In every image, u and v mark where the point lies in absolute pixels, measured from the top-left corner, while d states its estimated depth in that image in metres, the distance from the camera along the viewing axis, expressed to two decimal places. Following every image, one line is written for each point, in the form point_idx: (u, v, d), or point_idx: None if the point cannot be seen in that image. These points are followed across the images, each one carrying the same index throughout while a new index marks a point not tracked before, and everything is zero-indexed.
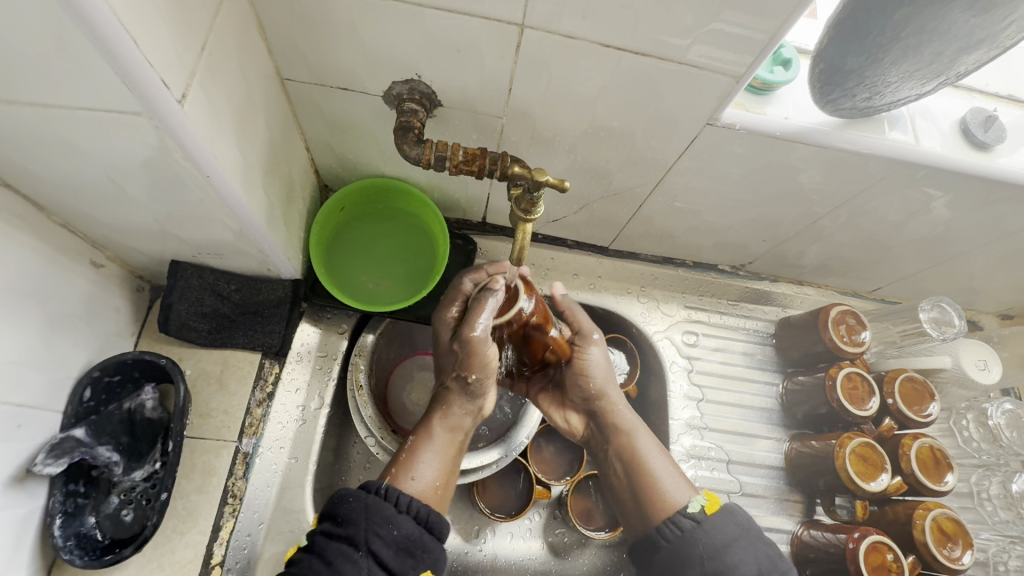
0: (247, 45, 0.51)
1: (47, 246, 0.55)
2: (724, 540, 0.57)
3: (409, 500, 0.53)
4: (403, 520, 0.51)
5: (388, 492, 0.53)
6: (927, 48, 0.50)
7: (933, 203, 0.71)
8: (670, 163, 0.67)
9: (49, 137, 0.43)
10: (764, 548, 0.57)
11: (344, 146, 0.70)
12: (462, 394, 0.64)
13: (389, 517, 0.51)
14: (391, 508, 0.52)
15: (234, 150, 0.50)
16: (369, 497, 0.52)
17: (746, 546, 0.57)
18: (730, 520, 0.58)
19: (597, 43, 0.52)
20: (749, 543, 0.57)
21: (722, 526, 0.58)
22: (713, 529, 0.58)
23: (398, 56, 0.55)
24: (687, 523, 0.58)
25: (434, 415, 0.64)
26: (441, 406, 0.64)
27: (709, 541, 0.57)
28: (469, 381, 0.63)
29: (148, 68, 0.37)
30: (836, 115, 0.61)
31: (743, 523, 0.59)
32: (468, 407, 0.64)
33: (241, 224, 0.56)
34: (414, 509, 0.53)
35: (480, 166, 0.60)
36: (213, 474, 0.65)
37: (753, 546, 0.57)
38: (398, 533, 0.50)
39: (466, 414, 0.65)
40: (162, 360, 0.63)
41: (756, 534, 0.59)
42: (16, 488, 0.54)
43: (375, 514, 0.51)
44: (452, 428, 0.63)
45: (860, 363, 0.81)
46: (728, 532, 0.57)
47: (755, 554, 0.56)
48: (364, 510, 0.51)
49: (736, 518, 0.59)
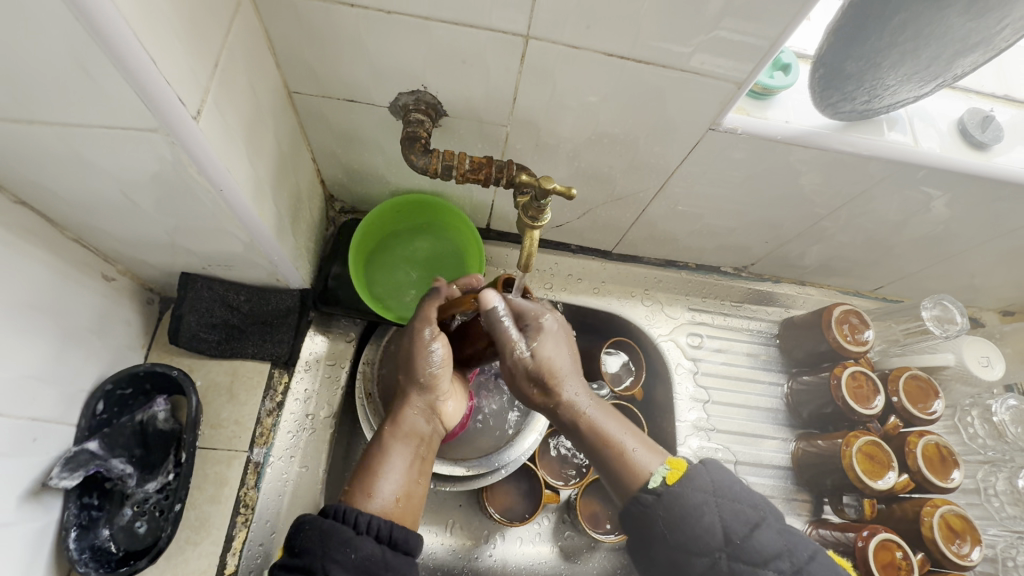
0: (256, 60, 0.52)
1: (60, 261, 0.56)
2: (688, 511, 0.52)
3: (370, 519, 0.47)
4: (362, 541, 0.46)
5: (347, 513, 0.48)
6: (925, 52, 0.51)
7: (933, 203, 0.71)
8: (673, 168, 0.68)
9: (64, 154, 0.43)
10: (739, 507, 0.52)
11: (350, 156, 0.71)
12: (416, 399, 0.60)
13: (349, 540, 0.45)
14: (351, 530, 0.46)
15: (245, 162, 0.51)
16: (326, 522, 0.46)
17: (713, 512, 0.52)
18: (693, 486, 0.53)
19: (601, 52, 0.52)
20: (715, 507, 0.52)
21: (685, 494, 0.53)
22: (674, 501, 0.53)
23: (404, 68, 0.56)
24: (649, 497, 0.54)
25: (387, 427, 0.58)
26: (398, 418, 0.59)
27: (672, 513, 0.52)
28: (418, 377, 0.60)
29: (165, 86, 0.38)
30: (836, 119, 0.62)
31: (709, 483, 0.53)
32: (421, 409, 0.60)
33: (251, 235, 0.57)
34: (376, 527, 0.47)
35: (486, 174, 0.61)
36: (225, 484, 0.65)
37: (721, 508, 0.52)
38: (359, 555, 0.45)
39: (421, 420, 0.60)
40: (174, 372, 0.64)
41: (729, 493, 0.53)
42: (31, 502, 0.54)
43: (331, 539, 0.45)
44: (409, 436, 0.58)
45: (865, 362, 0.82)
46: (693, 501, 0.52)
47: (725, 517, 0.52)
48: (320, 536, 0.45)
49: (702, 482, 0.53)
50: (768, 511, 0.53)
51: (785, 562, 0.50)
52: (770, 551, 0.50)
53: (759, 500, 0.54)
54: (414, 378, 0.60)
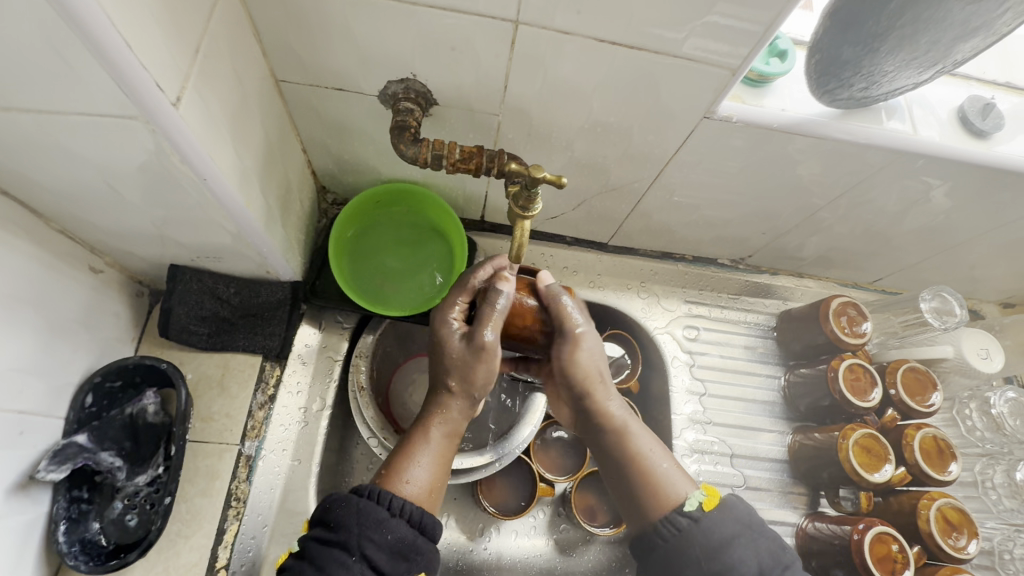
0: (241, 46, 0.51)
1: (46, 253, 0.55)
2: (724, 540, 0.51)
3: (404, 503, 0.48)
4: (396, 524, 0.47)
5: (381, 495, 0.48)
6: (924, 37, 0.49)
7: (933, 192, 0.70)
8: (668, 157, 0.67)
9: (43, 143, 0.43)
10: (770, 545, 0.52)
11: (341, 146, 0.70)
12: (465, 400, 0.55)
13: (383, 521, 0.46)
14: (385, 511, 0.47)
15: (230, 151, 0.50)
16: (361, 501, 0.47)
17: (749, 546, 0.51)
18: (727, 516, 0.53)
19: (591, 38, 0.51)
20: (750, 541, 0.51)
21: (721, 523, 0.52)
22: (711, 529, 0.52)
23: (394, 55, 0.55)
24: (683, 521, 0.53)
25: (428, 420, 0.55)
26: (438, 411, 0.55)
27: (707, 541, 0.51)
28: (471, 386, 0.54)
29: (142, 71, 0.37)
30: (833, 106, 0.61)
31: (744, 518, 0.53)
32: (466, 411, 0.56)
33: (238, 225, 0.56)
34: (409, 512, 0.48)
35: (477, 164, 0.60)
36: (217, 477, 0.65)
37: (755, 543, 0.51)
38: (393, 536, 0.46)
39: (464, 417, 0.56)
40: (163, 365, 0.63)
41: (761, 530, 0.53)
42: (19, 495, 0.53)
43: (367, 519, 0.46)
44: (450, 432, 0.55)
45: (863, 355, 0.81)
46: (727, 532, 0.51)
47: (759, 554, 0.51)
48: (356, 514, 0.46)
49: (738, 515, 0.53)
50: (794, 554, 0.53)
51: None
52: None
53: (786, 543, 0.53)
54: (467, 384, 0.54)
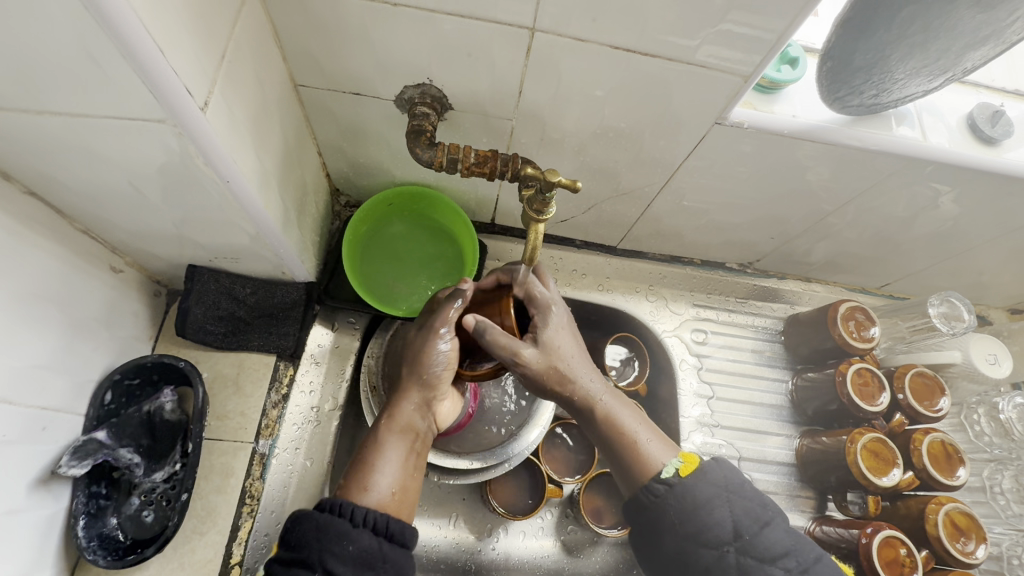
0: (262, 51, 0.52)
1: (70, 253, 0.56)
2: (700, 502, 0.52)
3: (366, 512, 0.49)
4: (359, 534, 0.47)
5: (343, 507, 0.49)
6: (934, 45, 0.50)
7: (942, 198, 0.71)
8: (679, 163, 0.68)
9: (73, 145, 0.44)
10: (749, 504, 0.52)
11: (356, 150, 0.71)
12: (417, 399, 0.59)
13: (344, 533, 0.47)
14: (347, 523, 0.47)
15: (251, 154, 0.51)
16: (322, 516, 0.47)
17: (725, 507, 0.52)
18: (703, 479, 0.53)
19: (606, 45, 0.52)
20: (726, 501, 0.52)
21: (695, 487, 0.53)
22: (686, 493, 0.52)
23: (412, 61, 0.56)
24: (660, 488, 0.54)
25: (381, 422, 0.58)
26: (393, 412, 0.59)
27: (684, 505, 0.52)
28: (424, 380, 0.59)
29: (174, 76, 0.38)
30: (843, 113, 0.61)
31: (722, 480, 0.53)
32: (420, 410, 0.60)
33: (257, 227, 0.57)
34: (372, 520, 0.48)
35: (492, 167, 0.61)
36: (231, 475, 0.66)
37: (732, 504, 0.52)
38: (355, 547, 0.46)
39: (421, 418, 0.59)
40: (182, 363, 0.65)
41: (740, 490, 0.53)
42: (40, 489, 0.54)
43: (328, 533, 0.46)
44: (407, 435, 0.58)
45: (870, 359, 0.81)
46: (703, 494, 0.52)
47: (735, 512, 0.52)
48: (316, 530, 0.46)
49: (715, 477, 0.53)
50: (777, 512, 0.53)
51: (791, 561, 0.50)
52: (778, 548, 0.50)
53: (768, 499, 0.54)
54: (421, 383, 0.59)
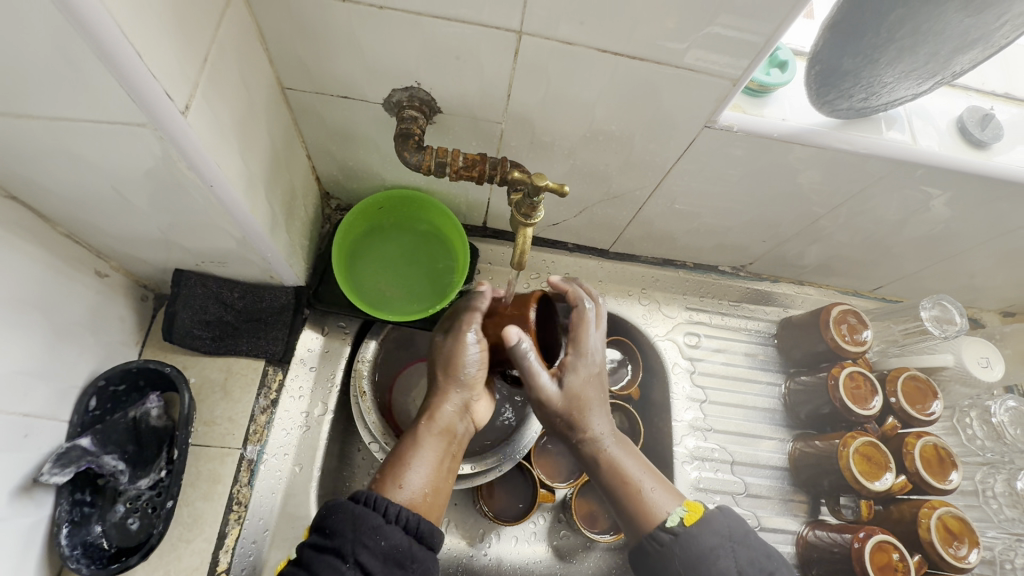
0: (248, 55, 0.51)
1: (54, 258, 0.56)
2: (703, 552, 0.52)
3: (399, 509, 0.47)
4: (392, 531, 0.46)
5: (378, 501, 0.47)
6: (922, 48, 0.50)
7: (933, 201, 0.71)
8: (669, 166, 0.68)
9: (55, 149, 0.43)
10: (754, 553, 0.52)
11: (346, 154, 0.71)
12: (453, 395, 0.58)
13: (378, 527, 0.46)
14: (380, 517, 0.46)
15: (236, 158, 0.51)
16: (357, 507, 0.46)
17: (729, 557, 0.51)
18: (707, 529, 0.53)
19: (594, 48, 0.52)
20: (730, 551, 0.51)
21: (699, 536, 0.53)
22: (689, 543, 0.52)
23: (399, 65, 0.56)
24: (666, 536, 0.54)
25: (419, 421, 0.57)
26: (428, 410, 0.58)
27: (687, 555, 0.52)
28: (456, 375, 0.58)
29: (153, 81, 0.37)
30: (833, 116, 0.61)
31: (726, 529, 0.53)
32: (456, 407, 0.59)
33: (243, 231, 0.56)
34: (404, 519, 0.47)
35: (480, 171, 0.61)
36: (219, 481, 0.65)
37: (736, 554, 0.51)
38: (388, 544, 0.45)
39: (455, 416, 0.58)
40: (167, 368, 0.64)
41: (746, 541, 0.53)
42: (23, 497, 0.54)
43: (361, 526, 0.45)
44: (442, 432, 0.57)
45: (862, 363, 0.81)
46: (707, 543, 0.52)
47: (739, 562, 0.51)
48: (351, 519, 0.46)
49: (720, 527, 0.53)
50: (783, 561, 0.52)
51: None
52: None
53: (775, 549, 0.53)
54: (455, 379, 0.58)
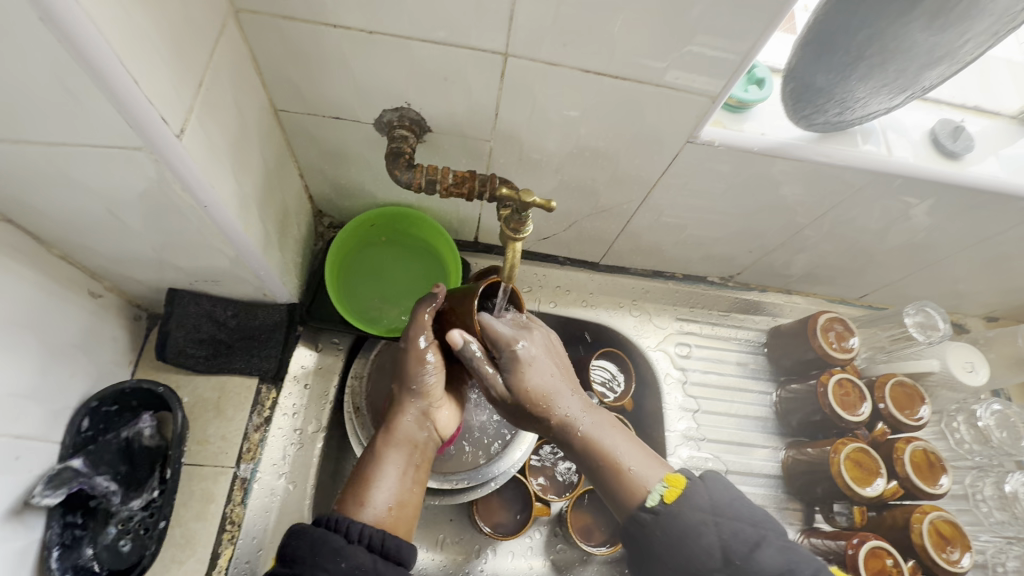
0: (241, 80, 0.53)
1: (47, 279, 0.56)
2: (686, 529, 0.51)
3: (361, 527, 0.47)
4: (353, 550, 0.45)
5: (339, 522, 0.47)
6: (891, 65, 0.52)
7: (912, 210, 0.73)
8: (654, 180, 0.70)
9: (50, 173, 0.44)
10: (738, 528, 0.51)
11: (338, 173, 0.73)
12: (412, 408, 0.59)
13: (339, 549, 0.44)
14: (342, 540, 0.45)
15: (230, 178, 0.52)
16: (318, 531, 0.46)
17: (713, 532, 0.51)
18: (688, 505, 0.53)
19: (578, 68, 0.54)
20: (714, 526, 0.51)
21: (681, 513, 0.53)
22: (672, 521, 0.52)
23: (389, 86, 0.57)
24: (647, 516, 0.54)
25: (379, 436, 0.58)
26: (387, 424, 0.59)
27: (670, 532, 0.52)
28: (410, 387, 0.59)
29: (148, 106, 0.38)
30: (810, 130, 0.63)
31: (706, 502, 0.53)
32: (417, 417, 0.59)
33: (237, 250, 0.57)
34: (367, 536, 0.47)
35: (470, 188, 0.62)
36: (211, 501, 0.65)
37: (719, 527, 0.51)
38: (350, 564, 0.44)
39: (415, 427, 0.59)
40: (160, 388, 0.64)
41: (728, 513, 0.53)
42: (13, 520, 0.53)
43: (322, 548, 0.44)
44: (403, 446, 0.57)
45: (851, 369, 0.82)
46: (688, 521, 0.52)
47: (724, 536, 0.51)
48: (310, 544, 0.44)
49: (701, 501, 0.53)
50: (771, 530, 0.52)
51: None
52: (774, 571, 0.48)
53: (759, 519, 0.53)
54: (408, 389, 0.59)
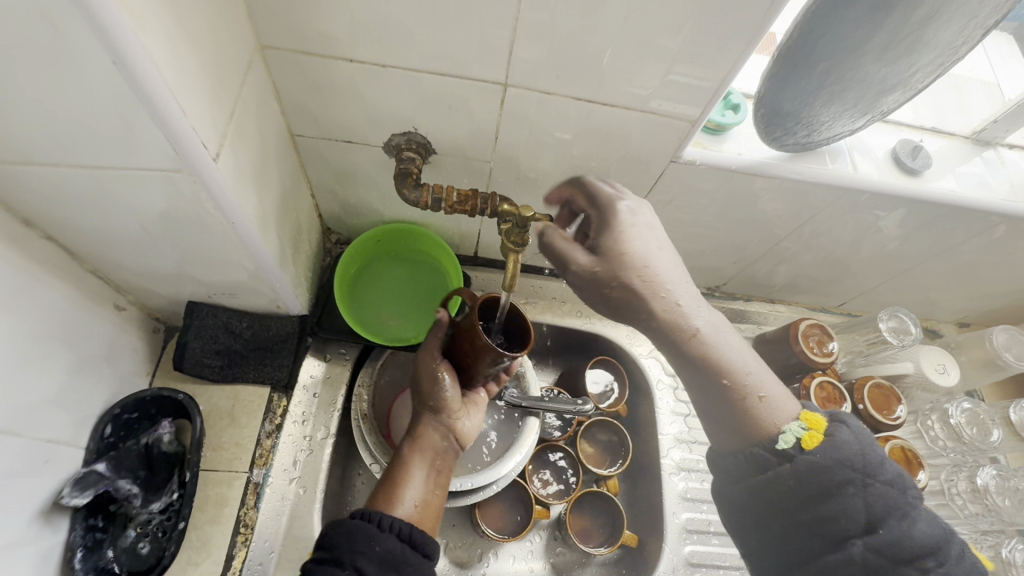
0: (264, 108, 0.58)
1: (78, 292, 0.60)
2: (826, 486, 0.52)
3: (392, 520, 0.51)
4: (385, 538, 0.49)
5: (371, 514, 0.51)
6: (850, 92, 0.58)
7: (881, 223, 0.79)
8: (642, 197, 0.75)
9: (94, 194, 0.48)
10: (886, 492, 0.51)
11: (346, 192, 0.77)
12: (432, 418, 0.62)
13: (373, 536, 0.49)
14: (374, 528, 0.50)
15: (253, 197, 0.56)
16: (352, 521, 0.50)
17: (858, 494, 0.51)
18: (831, 456, 0.53)
19: (571, 97, 0.60)
20: (862, 488, 0.51)
21: (823, 469, 0.53)
22: (816, 474, 0.53)
23: (398, 113, 0.63)
24: (779, 459, 0.55)
25: (405, 443, 0.62)
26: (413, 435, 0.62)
27: (810, 486, 0.53)
28: (429, 400, 0.63)
29: (192, 132, 0.43)
30: (782, 150, 0.69)
31: (857, 458, 0.53)
32: (439, 428, 0.62)
33: (256, 263, 0.61)
34: (397, 528, 0.50)
35: (473, 206, 0.67)
36: (226, 505, 0.68)
37: (868, 491, 0.51)
38: (382, 549, 0.48)
39: (437, 436, 0.62)
40: (180, 395, 0.67)
41: (878, 473, 0.52)
42: (42, 522, 0.56)
43: (357, 536, 0.48)
44: (426, 452, 0.61)
45: (831, 372, 0.88)
46: (837, 477, 0.52)
47: (870, 501, 0.51)
48: (346, 533, 0.49)
49: (848, 456, 0.53)
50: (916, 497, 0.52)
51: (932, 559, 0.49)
52: (924, 545, 0.49)
53: (903, 479, 0.53)
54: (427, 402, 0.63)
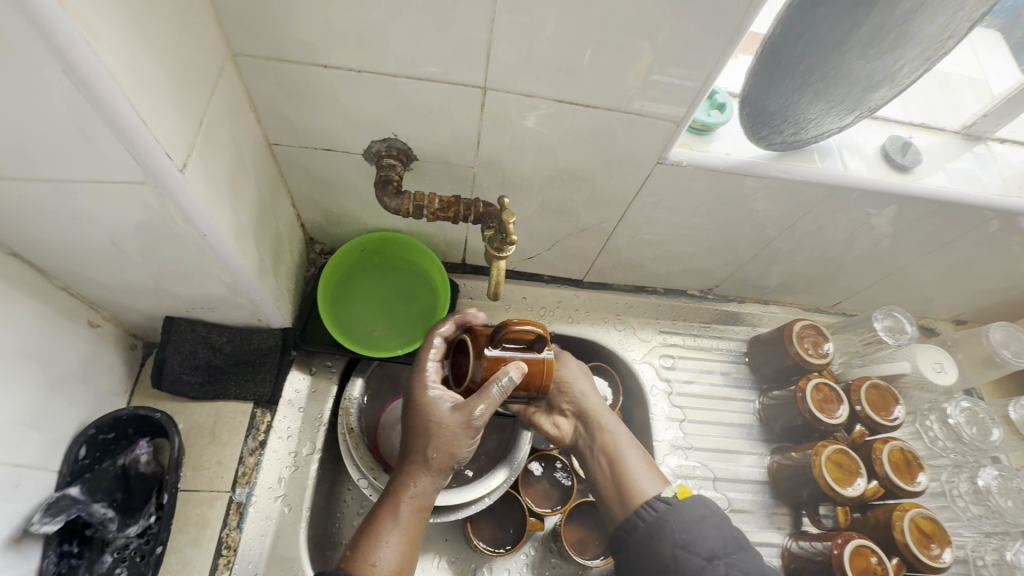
0: (238, 117, 0.56)
1: (50, 310, 0.58)
2: (690, 519, 0.65)
3: None
4: None
5: None
6: (835, 90, 0.57)
7: (872, 221, 0.78)
8: (630, 200, 0.74)
9: (59, 209, 0.47)
10: (732, 534, 0.64)
11: (329, 201, 0.76)
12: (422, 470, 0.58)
13: None
14: None
15: (228, 209, 0.55)
16: None
17: (716, 533, 0.64)
18: (699, 504, 0.67)
19: (552, 99, 0.58)
20: (716, 527, 0.64)
21: (692, 507, 0.66)
22: (685, 510, 0.66)
23: (376, 119, 0.61)
24: (661, 505, 0.67)
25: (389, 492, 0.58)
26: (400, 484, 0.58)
27: (681, 519, 0.65)
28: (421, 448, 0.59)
29: (155, 144, 0.42)
30: (770, 149, 0.68)
31: (713, 508, 0.67)
32: (429, 480, 0.59)
33: (233, 276, 0.59)
34: None
35: (455, 212, 0.66)
36: (207, 526, 0.66)
37: (721, 530, 0.64)
38: None
39: (425, 488, 0.58)
40: (158, 414, 0.66)
41: (725, 523, 0.66)
42: (12, 549, 0.54)
43: None
44: (414, 507, 0.57)
45: (827, 374, 0.86)
46: (696, 514, 0.66)
47: (721, 533, 0.64)
48: None
49: (707, 506, 0.67)
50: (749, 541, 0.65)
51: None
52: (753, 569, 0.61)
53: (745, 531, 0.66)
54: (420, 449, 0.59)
